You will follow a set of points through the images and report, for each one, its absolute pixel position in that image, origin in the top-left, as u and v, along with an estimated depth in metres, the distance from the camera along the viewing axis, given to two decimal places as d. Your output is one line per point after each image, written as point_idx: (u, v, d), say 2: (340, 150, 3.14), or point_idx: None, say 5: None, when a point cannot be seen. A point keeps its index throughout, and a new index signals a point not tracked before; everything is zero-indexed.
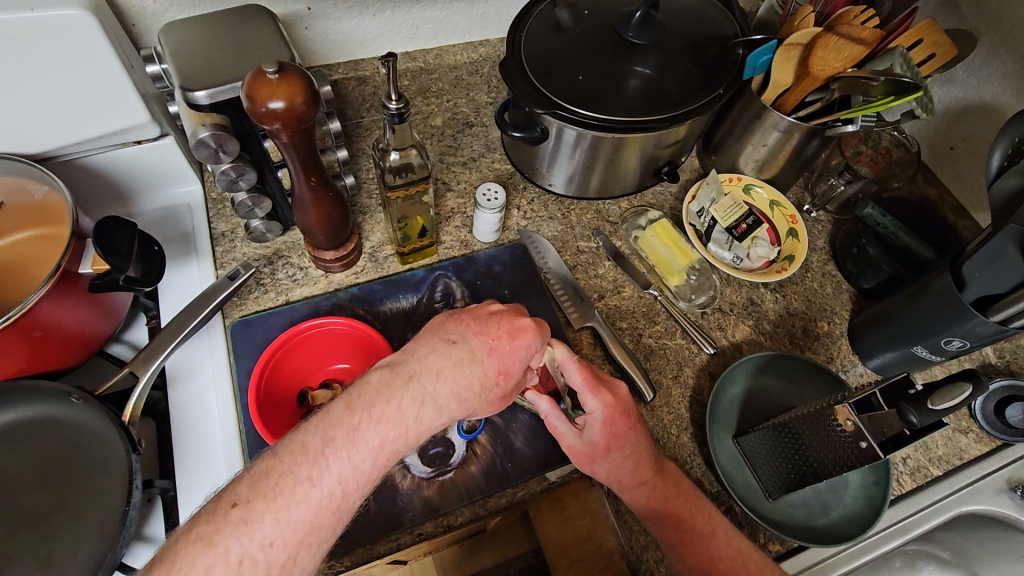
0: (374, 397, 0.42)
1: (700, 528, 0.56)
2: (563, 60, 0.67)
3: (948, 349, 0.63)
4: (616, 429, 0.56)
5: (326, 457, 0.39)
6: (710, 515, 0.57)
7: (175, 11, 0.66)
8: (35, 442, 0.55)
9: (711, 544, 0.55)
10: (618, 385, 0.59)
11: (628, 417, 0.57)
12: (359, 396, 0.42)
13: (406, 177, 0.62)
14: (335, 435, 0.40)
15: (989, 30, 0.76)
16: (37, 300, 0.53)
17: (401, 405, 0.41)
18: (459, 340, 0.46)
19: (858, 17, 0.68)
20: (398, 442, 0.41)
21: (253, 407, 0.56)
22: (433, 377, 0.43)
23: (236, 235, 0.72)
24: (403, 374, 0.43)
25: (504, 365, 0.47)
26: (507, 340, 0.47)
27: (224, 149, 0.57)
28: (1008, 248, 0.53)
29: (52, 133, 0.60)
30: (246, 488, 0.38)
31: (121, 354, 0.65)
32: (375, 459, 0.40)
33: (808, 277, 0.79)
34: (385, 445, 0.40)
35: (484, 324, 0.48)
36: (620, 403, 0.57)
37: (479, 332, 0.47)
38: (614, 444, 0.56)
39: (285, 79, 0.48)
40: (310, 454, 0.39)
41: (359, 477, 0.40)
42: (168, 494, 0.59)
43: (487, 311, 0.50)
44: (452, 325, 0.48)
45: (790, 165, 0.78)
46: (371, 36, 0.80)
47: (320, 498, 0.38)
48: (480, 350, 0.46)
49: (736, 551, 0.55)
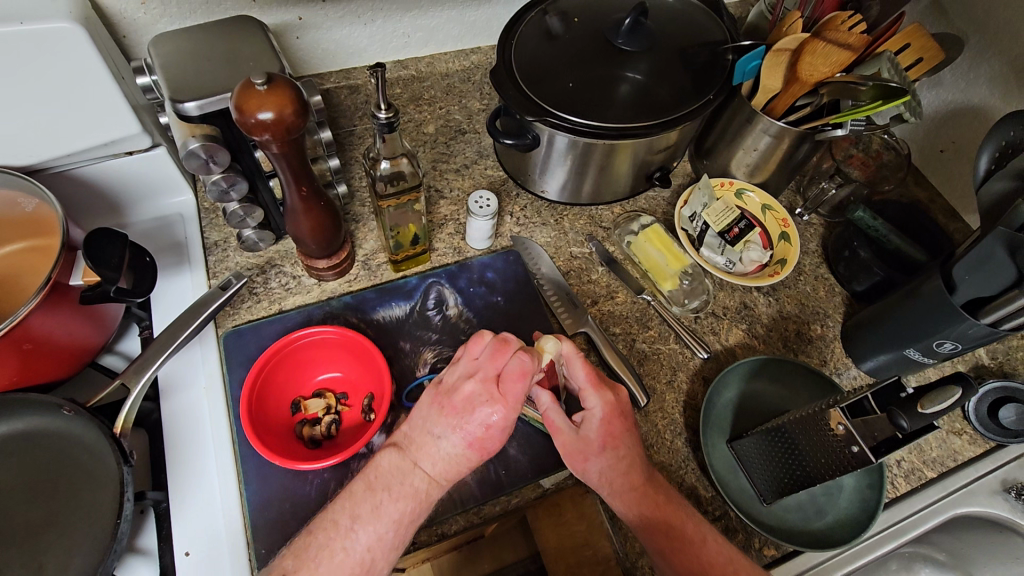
0: (389, 478, 0.48)
1: (692, 534, 0.55)
2: (553, 67, 0.68)
3: (940, 351, 0.64)
4: (614, 425, 0.57)
5: (355, 530, 0.46)
6: (700, 523, 0.57)
7: (166, 22, 0.66)
8: (27, 454, 0.55)
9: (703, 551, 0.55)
10: (621, 388, 0.59)
11: (625, 417, 0.58)
12: (377, 478, 0.48)
13: (398, 186, 0.62)
14: (361, 511, 0.47)
15: (976, 33, 0.76)
16: (28, 312, 0.53)
17: (413, 484, 0.48)
18: (441, 437, 0.48)
19: (846, 22, 0.69)
20: (414, 512, 0.48)
21: (251, 432, 0.56)
22: (432, 465, 0.48)
23: (229, 244, 0.73)
24: (408, 460, 0.48)
25: (487, 447, 0.48)
26: (484, 432, 0.48)
27: (214, 159, 0.57)
28: (997, 251, 0.54)
29: (44, 145, 0.60)
30: (292, 562, 0.46)
31: (113, 365, 0.64)
32: (396, 529, 0.47)
33: (800, 280, 0.79)
34: (403, 516, 0.47)
35: (460, 417, 0.48)
36: (618, 405, 0.58)
37: (457, 427, 0.48)
38: (608, 442, 0.56)
39: (274, 90, 0.48)
40: (342, 530, 0.46)
41: (385, 546, 0.47)
42: (161, 506, 0.58)
43: (463, 394, 0.49)
44: (435, 414, 0.49)
45: (782, 169, 0.78)
46: (363, 44, 0.81)
47: (353, 563, 0.46)
48: (461, 446, 0.48)
49: (725, 558, 0.55)
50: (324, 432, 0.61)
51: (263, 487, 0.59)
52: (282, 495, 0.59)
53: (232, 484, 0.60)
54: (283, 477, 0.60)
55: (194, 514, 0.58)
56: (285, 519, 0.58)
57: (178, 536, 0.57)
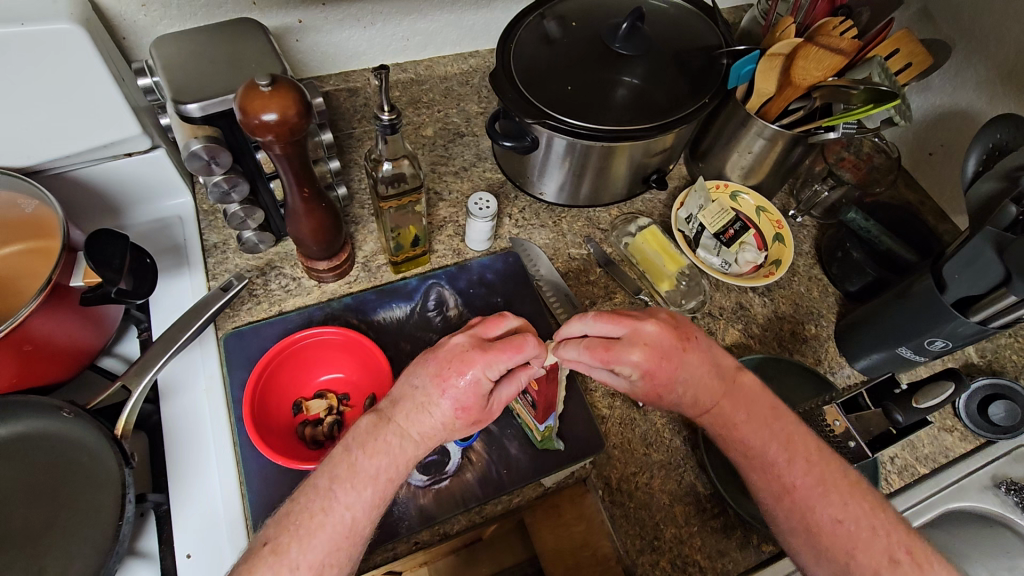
0: (366, 438, 0.49)
1: (774, 458, 0.54)
2: (550, 70, 0.69)
3: (931, 349, 0.65)
4: (658, 369, 0.55)
5: (334, 490, 0.46)
6: (795, 442, 0.54)
7: (166, 24, 0.66)
8: (25, 457, 0.54)
9: (785, 472, 0.53)
10: (651, 331, 0.55)
11: (667, 361, 0.55)
12: (353, 438, 0.49)
13: (399, 187, 0.63)
14: (338, 472, 0.47)
15: (962, 40, 0.79)
16: (28, 314, 0.52)
17: (388, 440, 0.49)
18: (417, 386, 0.51)
19: (838, 27, 0.70)
20: (391, 468, 0.49)
21: (248, 403, 0.58)
22: (406, 416, 0.50)
23: (229, 246, 0.73)
24: (383, 416, 0.50)
25: (460, 401, 0.50)
26: (458, 380, 0.49)
27: (217, 160, 0.57)
28: (986, 249, 0.55)
29: (46, 147, 0.60)
30: (273, 529, 0.46)
31: (112, 367, 0.64)
32: (374, 487, 0.47)
33: (795, 281, 0.80)
34: (381, 473, 0.48)
35: (439, 365, 0.51)
36: (653, 347, 0.55)
37: (436, 376, 0.50)
38: (659, 390, 0.57)
39: (278, 91, 0.48)
40: (319, 490, 0.46)
41: (364, 503, 0.47)
42: (162, 508, 0.58)
43: (448, 346, 0.52)
44: (418, 367, 0.52)
45: (775, 172, 0.79)
46: (362, 48, 0.81)
47: (334, 524, 0.46)
48: (435, 394, 0.50)
49: (813, 480, 0.52)
50: (326, 432, 0.61)
51: (265, 488, 0.59)
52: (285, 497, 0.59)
53: (234, 485, 0.60)
54: (285, 479, 0.60)
55: (195, 515, 0.58)
56: None
57: (179, 538, 0.57)
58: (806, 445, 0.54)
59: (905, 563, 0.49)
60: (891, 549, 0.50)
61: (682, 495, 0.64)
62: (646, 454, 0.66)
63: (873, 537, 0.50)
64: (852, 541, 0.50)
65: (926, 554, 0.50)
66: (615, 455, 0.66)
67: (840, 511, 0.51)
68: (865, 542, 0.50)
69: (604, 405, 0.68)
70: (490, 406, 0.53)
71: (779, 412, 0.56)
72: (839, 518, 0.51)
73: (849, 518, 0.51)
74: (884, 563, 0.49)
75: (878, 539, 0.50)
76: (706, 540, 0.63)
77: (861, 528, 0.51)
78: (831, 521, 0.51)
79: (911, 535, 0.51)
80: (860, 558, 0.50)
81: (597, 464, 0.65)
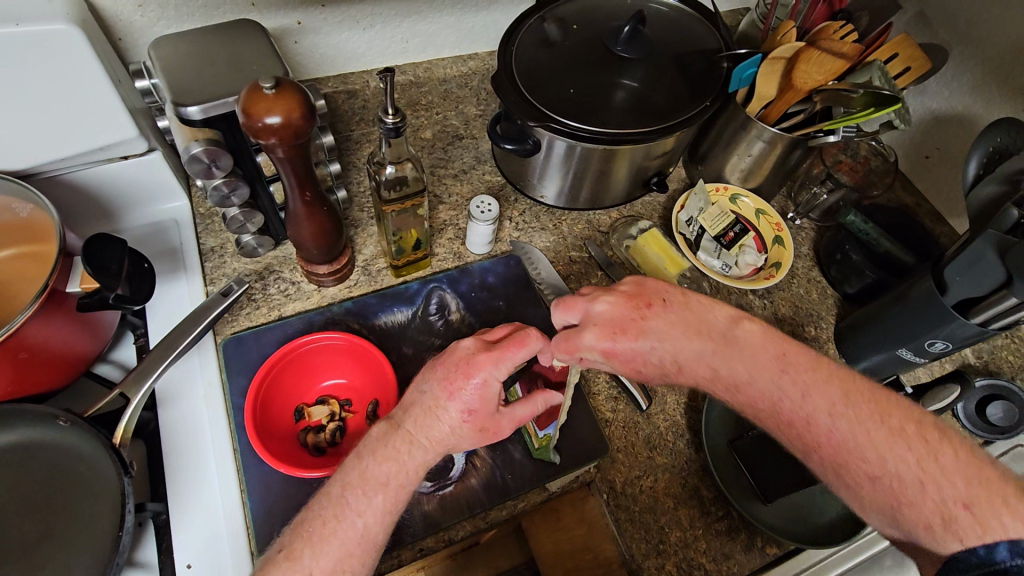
0: (376, 445, 0.49)
1: (791, 417, 0.51)
2: (552, 73, 0.69)
3: (932, 350, 0.65)
4: (621, 345, 0.55)
5: (346, 498, 0.46)
6: (811, 397, 0.51)
7: (164, 26, 0.65)
8: (21, 467, 0.53)
9: (809, 430, 0.50)
10: (599, 305, 0.56)
11: (624, 332, 0.55)
12: (364, 447, 0.49)
13: (401, 191, 0.62)
14: (350, 479, 0.47)
15: (958, 44, 0.80)
16: (25, 321, 0.51)
17: (397, 446, 0.49)
18: (425, 391, 0.51)
19: (838, 31, 0.71)
20: (401, 475, 0.48)
21: (250, 409, 0.57)
22: (414, 422, 0.50)
23: (226, 250, 0.72)
24: (394, 425, 0.50)
25: (468, 405, 0.50)
26: (466, 384, 0.50)
27: (217, 164, 0.56)
28: (987, 252, 0.56)
29: (42, 148, 0.59)
30: (289, 536, 0.46)
31: (108, 374, 0.63)
32: (385, 493, 0.47)
33: (794, 283, 0.81)
34: (391, 479, 0.47)
35: (446, 370, 0.51)
36: (605, 324, 0.55)
37: (442, 381, 0.50)
38: (635, 364, 0.56)
39: (281, 94, 0.48)
40: (332, 498, 0.47)
41: (377, 510, 0.47)
42: (161, 517, 0.57)
43: (456, 351, 0.52)
44: (427, 374, 0.52)
45: (774, 174, 0.80)
46: (361, 50, 0.81)
47: (345, 531, 0.45)
48: (443, 398, 0.50)
49: (841, 437, 0.49)
50: (328, 439, 0.61)
51: (266, 496, 0.58)
52: (287, 505, 0.58)
53: (234, 495, 0.58)
54: (287, 487, 0.59)
55: (194, 525, 0.57)
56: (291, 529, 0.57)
57: (179, 547, 0.56)
58: (827, 397, 0.50)
59: (962, 520, 0.44)
60: (943, 505, 0.45)
61: (686, 498, 0.64)
62: (650, 458, 0.66)
63: (922, 493, 0.46)
64: (894, 494, 0.47)
65: (990, 504, 0.44)
66: (619, 458, 0.66)
67: (877, 467, 0.48)
68: (911, 497, 0.46)
69: (607, 408, 0.68)
70: (498, 417, 0.51)
71: (789, 362, 0.52)
72: (875, 474, 0.48)
73: (888, 475, 0.47)
74: (934, 521, 0.45)
75: (927, 496, 0.46)
76: (712, 543, 0.63)
77: (906, 484, 0.47)
78: (867, 478, 0.48)
79: (971, 485, 0.45)
80: (906, 512, 0.46)
81: (601, 468, 0.65)
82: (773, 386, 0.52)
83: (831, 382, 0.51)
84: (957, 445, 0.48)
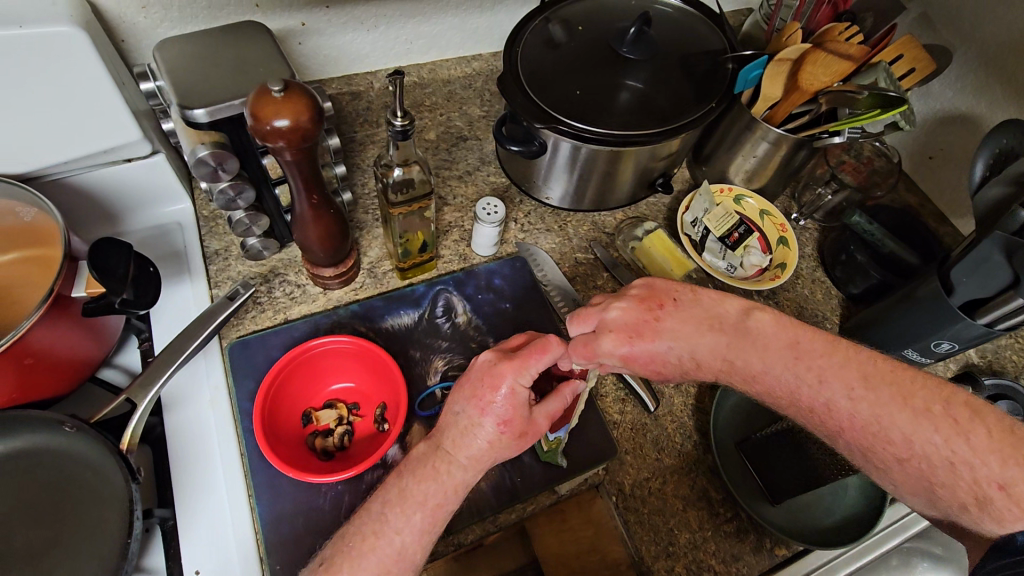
0: (417, 466, 0.51)
1: (812, 404, 0.51)
2: (558, 74, 0.68)
3: (938, 351, 0.66)
4: (637, 349, 0.54)
5: (386, 515, 0.48)
6: (828, 381, 0.51)
7: (167, 27, 0.64)
8: (27, 474, 0.53)
9: (831, 417, 0.50)
10: (613, 310, 0.56)
11: (641, 335, 0.54)
12: (407, 467, 0.51)
13: (407, 194, 0.62)
14: (390, 497, 0.49)
15: (961, 46, 0.80)
16: (30, 326, 0.51)
17: (438, 468, 0.50)
18: (459, 412, 0.52)
19: (843, 33, 0.71)
20: (439, 495, 0.49)
21: (259, 411, 0.56)
22: (452, 440, 0.51)
23: (230, 253, 0.71)
24: (433, 445, 0.51)
25: (501, 416, 0.50)
26: (495, 396, 0.51)
27: (224, 167, 0.56)
28: (994, 253, 0.56)
29: (44, 152, 0.58)
30: (329, 552, 0.48)
31: (113, 379, 0.62)
32: (423, 512, 0.48)
33: (798, 283, 0.81)
34: (429, 498, 0.49)
35: (473, 386, 0.52)
36: (623, 329, 0.55)
37: (472, 397, 0.52)
38: (653, 366, 0.56)
39: (289, 97, 0.47)
40: (372, 515, 0.49)
41: (414, 528, 0.48)
42: (168, 523, 0.56)
43: (476, 366, 0.54)
44: (455, 394, 0.53)
45: (779, 175, 0.80)
46: (365, 51, 0.80)
47: (384, 548, 0.47)
48: (476, 415, 0.51)
49: (864, 421, 0.49)
50: (337, 443, 0.60)
51: (274, 501, 0.58)
52: (295, 509, 0.58)
53: (241, 500, 0.58)
54: (296, 491, 0.59)
55: (201, 532, 0.56)
56: (300, 533, 0.57)
57: (187, 553, 0.55)
58: (844, 380, 0.50)
59: (997, 500, 0.45)
60: (977, 485, 0.46)
61: (695, 499, 0.65)
62: (658, 459, 0.66)
63: (952, 473, 0.46)
64: (926, 477, 0.47)
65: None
66: (627, 460, 0.66)
67: (903, 449, 0.48)
68: (943, 478, 0.47)
69: (615, 410, 0.68)
70: (533, 419, 0.52)
71: (801, 349, 0.52)
72: (903, 457, 0.48)
73: (916, 457, 0.48)
74: (968, 502, 0.46)
75: (958, 476, 0.46)
76: (721, 545, 0.63)
77: (936, 466, 0.47)
78: (894, 460, 0.48)
79: (1006, 463, 0.45)
80: (941, 492, 0.47)
81: (610, 471, 0.65)
82: (791, 377, 0.52)
83: (848, 365, 0.51)
84: (989, 421, 0.47)
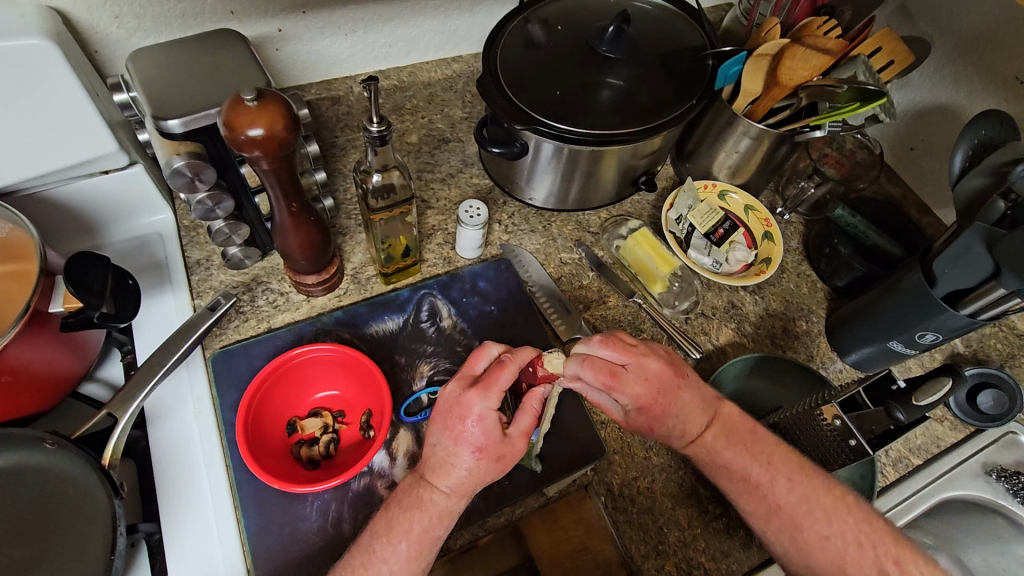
0: (404, 495, 0.51)
1: (759, 478, 0.54)
2: (539, 76, 0.68)
3: (922, 342, 0.65)
4: (654, 403, 0.55)
5: (374, 548, 0.48)
6: (775, 463, 0.55)
7: (141, 37, 0.64)
8: (9, 493, 0.52)
9: (771, 492, 0.54)
10: (650, 359, 0.56)
11: (663, 397, 0.55)
12: (394, 498, 0.51)
13: (389, 199, 0.61)
14: (378, 531, 0.49)
15: (940, 36, 0.80)
16: (7, 342, 0.50)
17: (424, 497, 0.50)
18: (435, 444, 0.51)
19: (822, 27, 0.71)
20: (429, 522, 0.49)
21: (243, 429, 0.56)
22: (432, 472, 0.51)
23: (212, 263, 0.71)
24: (419, 477, 0.52)
25: (476, 444, 0.50)
26: (464, 427, 0.50)
27: (201, 177, 0.55)
28: (974, 245, 0.56)
29: (19, 167, 0.57)
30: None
31: (96, 394, 0.62)
32: (409, 540, 0.49)
33: (784, 278, 0.81)
34: (417, 526, 0.49)
35: (443, 419, 0.52)
36: (654, 383, 0.55)
37: (443, 428, 0.51)
38: (652, 423, 0.57)
39: (264, 106, 0.47)
40: (360, 548, 0.49)
41: (401, 557, 0.48)
42: (154, 538, 0.56)
43: (442, 397, 0.53)
44: (430, 427, 0.53)
45: (762, 170, 0.80)
46: (343, 56, 0.80)
47: None
48: (452, 446, 0.50)
49: (797, 499, 0.53)
50: (323, 452, 0.60)
51: (259, 512, 0.58)
52: (282, 519, 0.58)
53: (227, 513, 0.58)
54: (282, 501, 0.58)
55: (187, 545, 0.56)
56: (287, 544, 0.57)
57: (174, 569, 0.55)
58: (787, 466, 0.55)
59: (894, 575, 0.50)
60: (878, 563, 0.51)
61: (684, 497, 0.65)
62: (647, 458, 0.66)
63: (860, 551, 0.51)
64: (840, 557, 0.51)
65: (916, 563, 0.51)
66: (616, 460, 0.66)
67: (826, 527, 0.52)
68: (854, 556, 0.51)
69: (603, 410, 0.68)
70: (510, 440, 0.52)
71: (759, 437, 0.57)
72: (824, 534, 0.52)
73: (835, 535, 0.52)
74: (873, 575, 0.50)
75: (865, 553, 0.51)
76: (710, 542, 0.63)
77: (847, 543, 0.52)
78: (816, 538, 0.52)
79: (899, 544, 0.52)
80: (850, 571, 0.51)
81: (598, 471, 0.65)
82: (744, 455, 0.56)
83: (790, 455, 0.56)
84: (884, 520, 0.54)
